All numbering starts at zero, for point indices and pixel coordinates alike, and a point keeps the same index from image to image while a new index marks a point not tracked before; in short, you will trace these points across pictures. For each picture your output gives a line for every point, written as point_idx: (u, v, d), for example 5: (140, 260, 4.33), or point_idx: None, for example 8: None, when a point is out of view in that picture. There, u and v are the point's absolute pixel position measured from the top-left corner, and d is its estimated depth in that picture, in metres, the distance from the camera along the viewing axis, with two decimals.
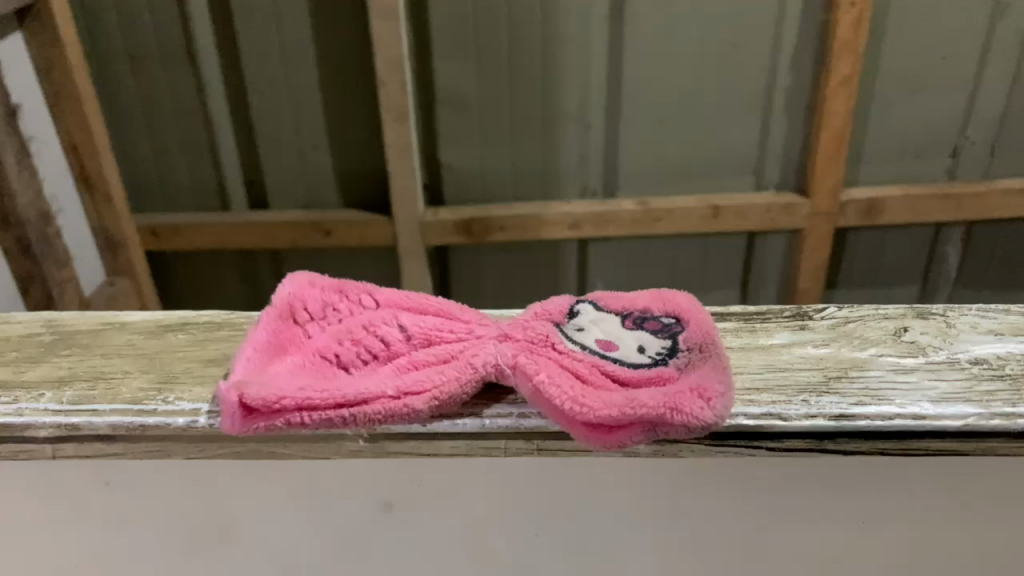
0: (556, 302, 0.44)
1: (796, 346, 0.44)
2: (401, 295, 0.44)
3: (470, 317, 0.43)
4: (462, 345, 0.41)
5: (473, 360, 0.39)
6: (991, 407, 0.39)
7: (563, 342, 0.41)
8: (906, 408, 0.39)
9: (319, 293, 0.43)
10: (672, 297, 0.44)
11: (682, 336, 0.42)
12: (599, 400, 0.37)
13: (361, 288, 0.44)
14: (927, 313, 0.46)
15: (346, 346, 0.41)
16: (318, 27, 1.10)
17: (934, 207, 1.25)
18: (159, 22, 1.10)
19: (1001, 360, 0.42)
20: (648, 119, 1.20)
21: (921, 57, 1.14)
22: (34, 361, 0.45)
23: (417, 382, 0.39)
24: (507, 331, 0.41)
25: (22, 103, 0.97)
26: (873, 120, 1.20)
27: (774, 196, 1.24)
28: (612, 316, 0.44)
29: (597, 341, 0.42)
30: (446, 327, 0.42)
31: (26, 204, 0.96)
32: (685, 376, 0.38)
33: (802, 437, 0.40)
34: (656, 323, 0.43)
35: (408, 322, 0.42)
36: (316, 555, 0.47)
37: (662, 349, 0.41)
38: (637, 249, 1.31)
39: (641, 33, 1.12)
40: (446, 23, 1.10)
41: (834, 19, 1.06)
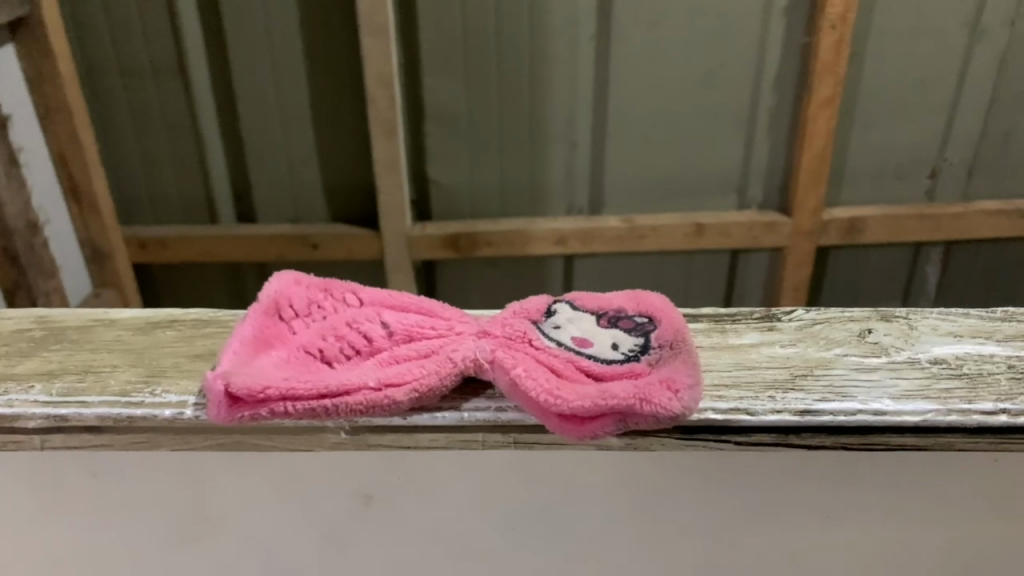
0: (532, 301, 0.45)
1: (765, 346, 0.45)
2: (384, 295, 0.45)
3: (452, 315, 0.44)
4: (441, 341, 0.42)
5: (452, 355, 0.40)
6: (949, 405, 0.41)
7: (540, 339, 0.42)
8: (868, 404, 0.41)
9: (305, 291, 0.44)
10: (645, 298, 0.45)
11: (654, 334, 0.43)
12: (573, 392, 0.38)
13: (346, 288, 0.45)
14: (890, 316, 0.48)
15: (330, 341, 0.42)
16: (311, 42, 1.12)
17: (914, 228, 1.27)
18: (151, 36, 1.11)
19: (959, 360, 0.44)
20: (634, 137, 1.22)
21: (898, 78, 1.17)
22: (24, 355, 0.45)
23: (396, 376, 0.40)
24: (485, 328, 0.42)
25: (14, 114, 0.99)
26: (853, 141, 1.23)
27: (756, 214, 1.26)
28: (587, 315, 0.45)
29: (573, 338, 0.43)
30: (427, 324, 0.43)
31: (15, 214, 0.98)
32: (654, 372, 0.39)
33: (768, 432, 0.41)
34: (630, 322, 0.44)
35: (391, 320, 0.43)
36: (298, 548, 0.48)
37: (635, 347, 0.42)
38: (623, 266, 1.33)
39: (628, 53, 1.14)
40: (434, 40, 1.12)
41: (815, 42, 1.09)
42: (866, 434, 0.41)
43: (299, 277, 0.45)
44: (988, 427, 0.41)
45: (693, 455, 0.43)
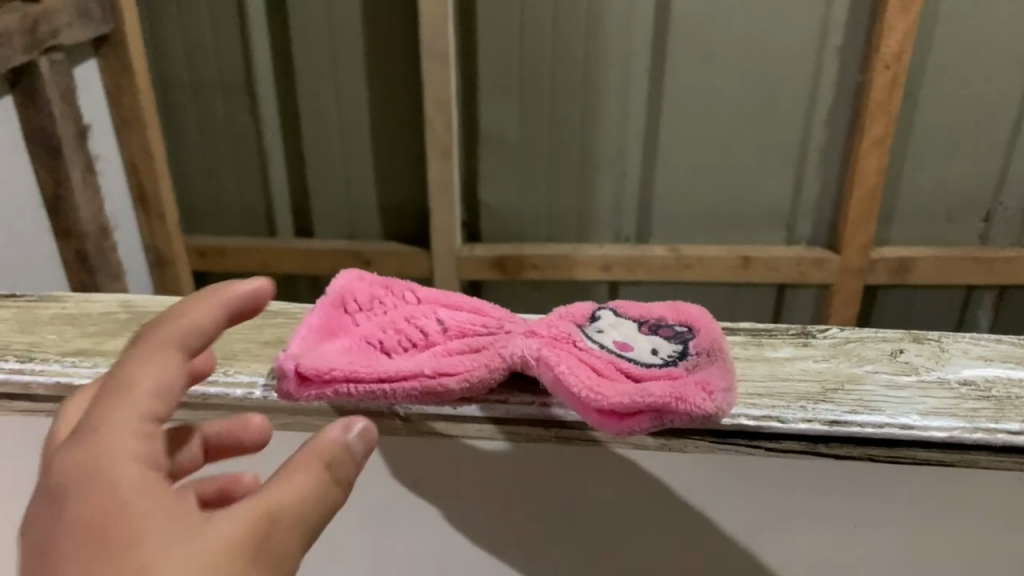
0: (576, 306, 0.47)
1: (798, 359, 0.47)
2: (441, 293, 0.48)
3: (503, 314, 0.46)
4: (492, 339, 0.44)
5: (502, 351, 0.43)
6: (975, 423, 0.42)
7: (585, 340, 0.44)
8: (896, 418, 0.42)
9: (368, 287, 0.47)
10: (686, 308, 0.47)
11: (693, 342, 0.44)
12: (615, 389, 0.40)
13: (405, 285, 0.48)
14: (922, 338, 0.49)
15: (388, 333, 0.45)
16: (375, 67, 1.16)
17: (964, 269, 1.27)
18: (223, 57, 1.17)
19: (988, 382, 0.45)
20: (684, 168, 1.24)
21: (953, 118, 1.19)
22: (111, 334, 0.49)
23: (449, 366, 0.42)
24: (533, 328, 0.44)
25: (93, 124, 1.09)
26: (907, 179, 1.25)
27: (804, 250, 1.27)
28: (629, 321, 0.47)
29: (615, 342, 0.45)
30: (480, 322, 0.45)
31: (87, 219, 1.07)
32: (692, 375, 0.41)
33: (797, 439, 0.43)
34: (670, 330, 0.46)
35: (446, 316, 0.46)
36: (341, 523, 0.50)
37: (673, 352, 0.44)
38: (667, 295, 1.35)
39: (681, 86, 1.17)
40: (493, 65, 1.16)
41: (869, 81, 1.10)
42: (894, 447, 0.43)
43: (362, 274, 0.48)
44: (1014, 446, 0.42)
45: (727, 463, 0.45)
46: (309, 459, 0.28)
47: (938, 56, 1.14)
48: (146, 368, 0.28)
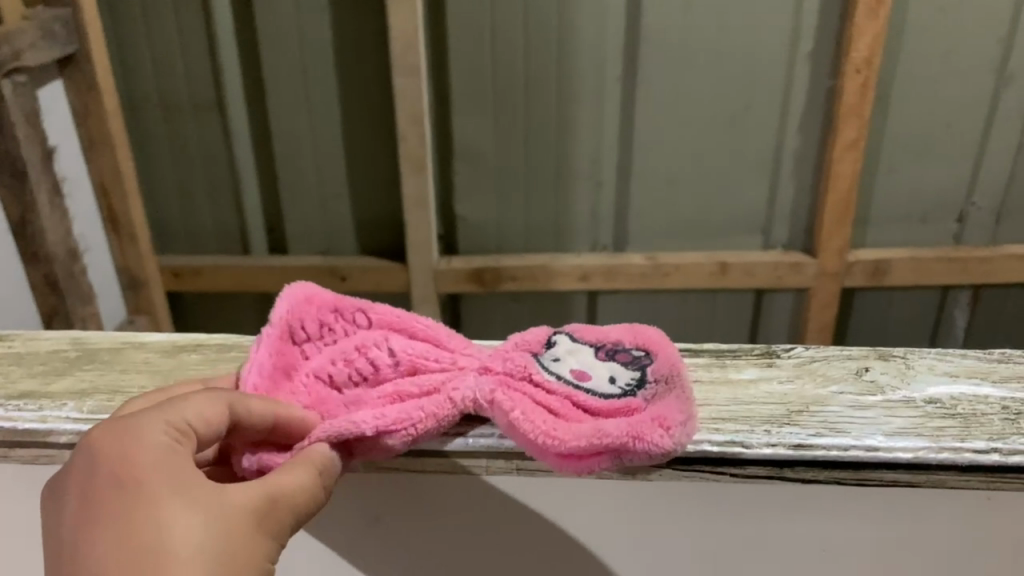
0: (532, 331, 0.47)
1: (763, 381, 0.47)
2: (393, 315, 0.46)
3: (458, 344, 0.45)
4: (445, 376, 0.43)
5: (452, 395, 0.42)
6: (941, 442, 0.42)
7: (540, 373, 0.43)
8: (861, 440, 0.42)
9: (315, 312, 0.45)
10: (643, 329, 0.46)
11: (652, 368, 0.44)
12: (572, 432, 0.40)
13: (356, 306, 0.46)
14: (888, 355, 0.49)
15: (339, 366, 0.44)
16: (347, 82, 1.16)
17: (938, 269, 1.28)
18: (191, 75, 1.16)
19: (954, 400, 0.45)
20: (660, 177, 1.24)
21: (924, 122, 1.20)
22: (59, 373, 0.48)
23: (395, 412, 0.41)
24: (486, 363, 0.44)
25: (58, 146, 1.08)
26: (880, 182, 1.25)
27: (781, 255, 1.27)
28: (586, 346, 0.46)
29: (572, 371, 0.44)
30: (433, 354, 0.44)
31: (56, 242, 1.06)
32: (648, 410, 0.41)
33: (763, 464, 0.43)
34: (628, 354, 0.45)
35: (397, 345, 0.44)
36: (302, 562, 0.49)
37: (632, 380, 0.43)
38: (647, 303, 1.35)
39: (653, 95, 1.17)
40: (466, 79, 1.16)
41: (840, 86, 1.11)
42: (859, 468, 0.42)
43: (311, 289, 0.46)
44: (980, 464, 0.42)
45: (694, 488, 0.44)
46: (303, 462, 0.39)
47: (907, 60, 1.15)
48: (190, 395, 0.37)
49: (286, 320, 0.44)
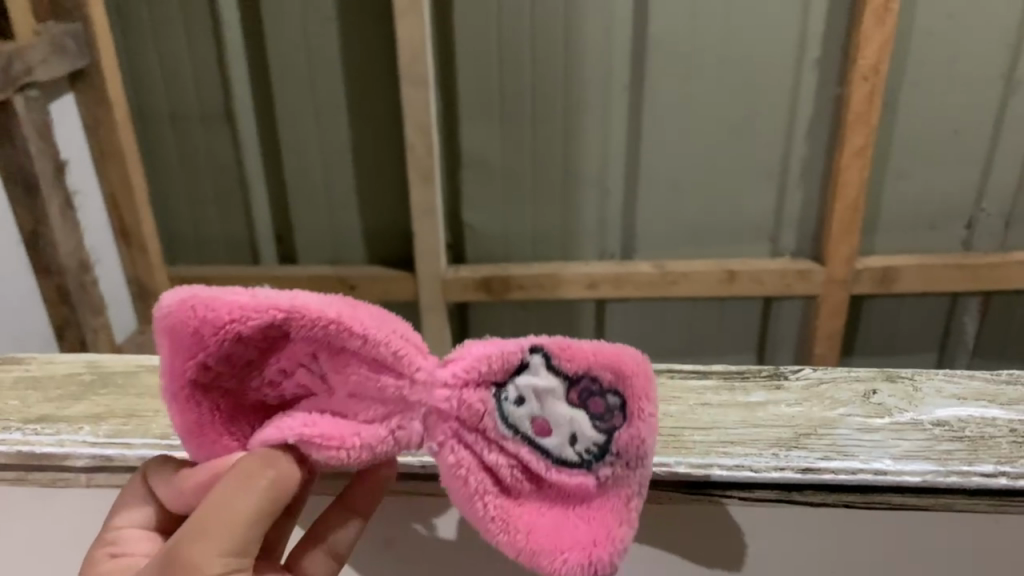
0: (503, 347, 0.34)
1: (771, 404, 0.48)
2: (315, 328, 0.33)
3: (411, 364, 0.34)
4: (389, 411, 0.34)
5: (398, 438, 0.34)
6: (949, 466, 0.43)
7: (496, 430, 0.34)
8: (869, 464, 0.43)
9: (212, 347, 0.33)
10: (630, 373, 0.33)
11: (623, 431, 0.34)
12: (504, 531, 0.35)
13: (269, 325, 0.33)
14: (895, 376, 0.50)
15: (271, 389, 0.35)
16: (355, 93, 1.16)
17: (948, 276, 1.28)
18: (201, 87, 1.17)
19: (962, 423, 0.46)
20: (667, 185, 1.24)
21: (932, 129, 1.20)
22: (75, 398, 0.49)
23: (327, 454, 0.34)
24: (438, 404, 0.34)
25: (70, 159, 1.10)
26: (888, 189, 1.25)
27: (789, 262, 1.27)
28: (560, 380, 0.34)
29: (530, 422, 0.34)
30: (377, 378, 0.34)
31: (68, 255, 1.07)
32: (588, 520, 0.35)
33: (772, 488, 0.44)
34: (603, 402, 0.34)
35: (329, 367, 0.34)
36: None
37: (593, 448, 0.34)
38: (656, 311, 1.35)
39: (660, 104, 1.17)
40: (473, 88, 1.17)
41: (848, 93, 1.11)
42: (867, 491, 0.44)
43: (194, 312, 0.32)
44: (989, 487, 0.43)
45: (703, 513, 0.45)
46: (231, 482, 0.34)
47: (914, 67, 1.15)
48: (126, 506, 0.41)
49: (183, 373, 0.33)
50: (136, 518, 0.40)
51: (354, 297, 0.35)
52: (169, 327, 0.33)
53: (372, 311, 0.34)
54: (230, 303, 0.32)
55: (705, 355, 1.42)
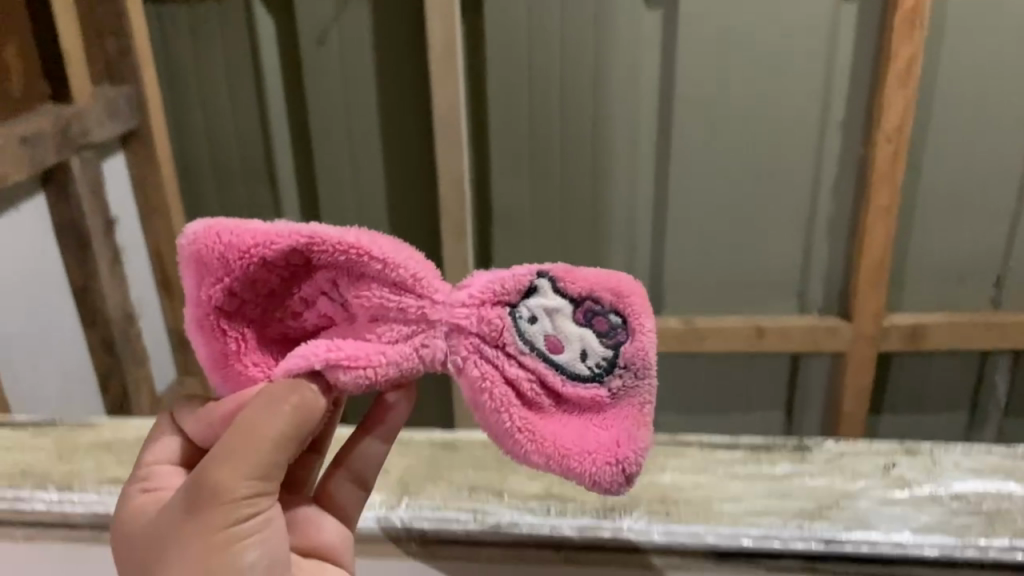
0: (514, 271, 0.38)
1: (797, 476, 0.55)
2: (339, 252, 0.36)
3: (428, 286, 0.37)
4: (410, 334, 0.37)
5: (421, 359, 0.37)
6: (965, 539, 0.49)
7: (513, 344, 0.37)
8: (889, 535, 0.49)
9: (235, 271, 0.36)
10: (629, 294, 0.37)
11: (629, 344, 0.37)
12: (531, 436, 0.37)
13: (293, 248, 0.36)
14: (914, 451, 0.57)
15: (292, 319, 0.38)
16: (391, 152, 1.22)
17: (977, 334, 1.27)
18: (245, 147, 1.25)
19: (977, 497, 0.52)
20: (694, 241, 1.27)
21: (958, 188, 1.22)
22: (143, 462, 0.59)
23: (349, 371, 0.36)
24: (456, 322, 0.37)
25: (119, 215, 1.15)
26: (914, 248, 1.27)
27: (817, 319, 1.28)
28: (568, 300, 0.37)
29: (545, 340, 0.37)
30: (394, 302, 0.37)
31: (114, 306, 1.10)
32: (605, 428, 0.37)
33: (799, 557, 0.50)
34: (606, 319, 0.37)
35: (347, 293, 0.37)
36: None
37: (604, 361, 0.37)
38: (683, 367, 1.37)
39: (687, 162, 1.20)
40: (505, 148, 1.21)
41: (872, 154, 1.13)
42: (889, 562, 0.49)
43: (220, 238, 0.36)
44: (1005, 561, 0.48)
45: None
46: (258, 407, 0.38)
47: (937, 128, 1.18)
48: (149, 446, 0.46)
49: (206, 299, 0.37)
50: (162, 454, 0.46)
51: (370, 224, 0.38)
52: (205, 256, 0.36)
53: (389, 236, 0.37)
54: (253, 230, 0.36)
55: (732, 412, 1.42)
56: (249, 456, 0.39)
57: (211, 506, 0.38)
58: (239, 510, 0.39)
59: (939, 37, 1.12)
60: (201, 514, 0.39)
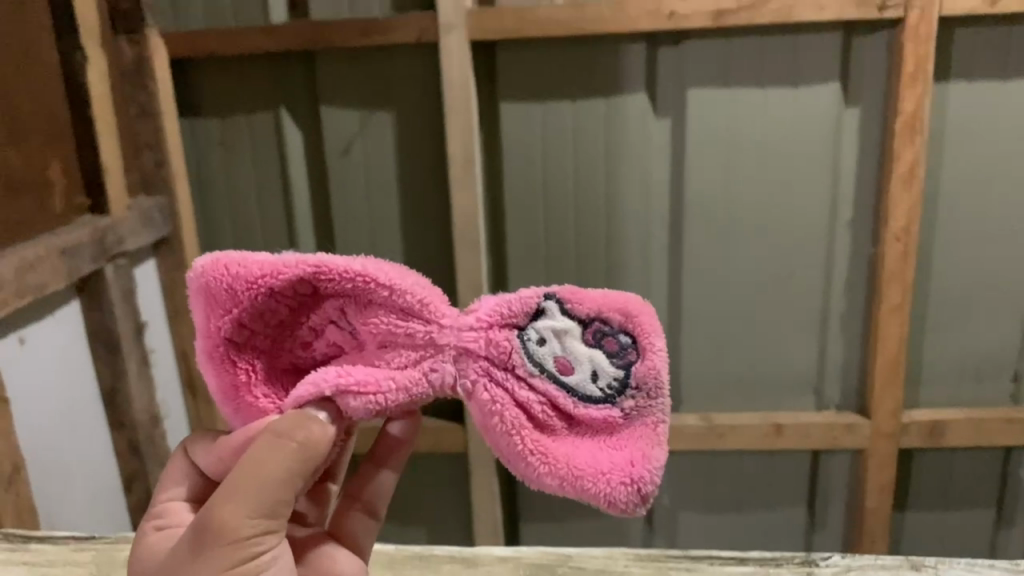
0: (523, 296, 0.50)
1: None
2: (347, 279, 0.50)
3: (433, 311, 0.50)
4: (422, 354, 0.50)
5: (431, 376, 0.49)
6: None
7: (523, 366, 0.49)
8: None
9: (253, 295, 0.50)
10: (635, 313, 0.49)
11: (636, 367, 0.48)
12: (550, 454, 0.48)
13: (300, 275, 0.50)
14: None
15: (314, 338, 0.52)
16: (412, 256, 1.27)
17: (999, 430, 1.26)
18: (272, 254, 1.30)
19: None
20: (709, 340, 1.28)
21: (968, 285, 1.23)
22: None
23: (350, 382, 0.49)
24: (464, 345, 0.49)
25: (149, 320, 1.19)
26: (929, 344, 1.28)
27: (835, 415, 1.28)
28: (576, 324, 0.49)
29: (555, 360, 0.49)
30: (405, 326, 0.50)
31: (142, 410, 1.12)
32: (621, 446, 0.48)
33: None
34: (615, 341, 0.49)
35: (358, 319, 0.51)
36: None
37: (613, 381, 0.49)
38: (702, 465, 1.37)
39: (700, 262, 1.23)
40: (522, 252, 1.24)
41: (881, 253, 1.16)
42: None
43: (227, 269, 0.50)
44: None
45: None
46: (268, 457, 0.50)
47: (945, 228, 1.21)
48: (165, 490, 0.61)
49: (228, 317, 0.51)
50: (173, 494, 0.61)
51: (371, 257, 0.52)
52: (214, 286, 0.50)
53: (387, 267, 0.51)
54: (264, 261, 0.50)
55: (755, 512, 1.40)
56: (257, 492, 0.51)
57: (220, 545, 0.51)
58: (247, 546, 0.52)
59: (939, 141, 1.16)
60: (215, 550, 0.51)
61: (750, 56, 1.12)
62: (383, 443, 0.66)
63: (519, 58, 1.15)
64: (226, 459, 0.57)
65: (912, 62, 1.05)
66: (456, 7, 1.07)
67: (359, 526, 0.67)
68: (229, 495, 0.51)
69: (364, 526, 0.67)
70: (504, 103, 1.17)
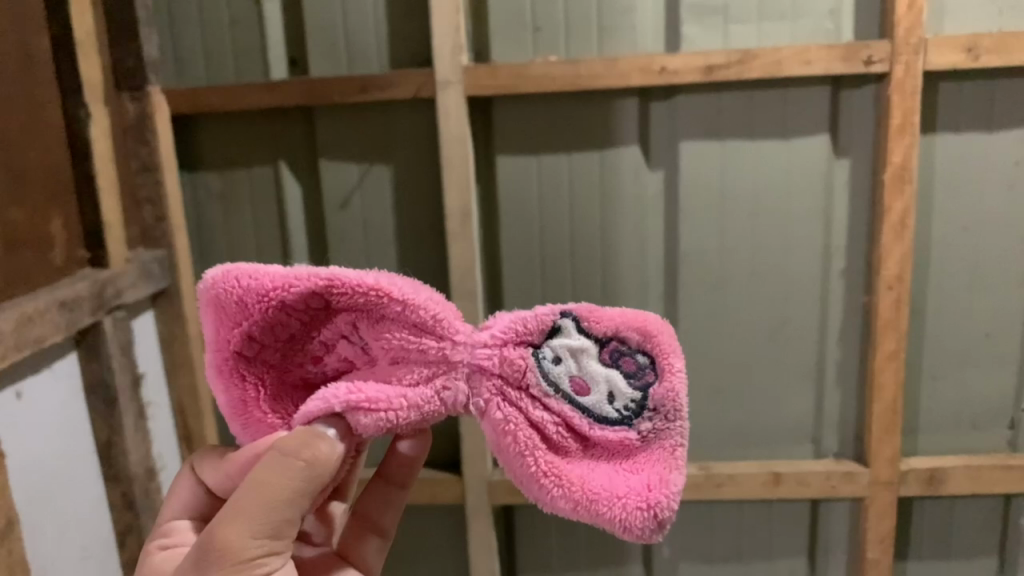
0: (540, 314, 0.55)
1: None
2: (360, 293, 0.55)
3: (447, 327, 0.55)
4: (433, 370, 0.55)
5: (441, 393, 0.55)
6: None
7: (539, 387, 0.54)
8: None
9: (263, 308, 0.56)
10: (654, 333, 0.54)
11: (653, 389, 0.54)
12: (565, 477, 0.53)
13: (310, 289, 0.55)
14: None
15: (326, 354, 0.58)
16: None
17: (999, 478, 1.25)
18: None
19: None
20: (707, 389, 1.28)
21: (963, 332, 1.24)
22: None
23: (364, 404, 0.54)
24: (478, 363, 0.55)
25: (146, 372, 1.19)
26: (925, 393, 1.28)
27: (833, 463, 1.27)
28: (594, 343, 0.55)
29: (572, 380, 0.55)
30: (419, 342, 0.55)
31: (137, 462, 1.12)
32: (638, 470, 0.54)
33: None
34: (633, 361, 0.54)
35: (368, 336, 0.57)
36: None
37: (630, 404, 0.54)
38: (701, 514, 1.36)
39: (695, 314, 1.24)
40: (518, 302, 1.25)
41: (875, 302, 1.17)
42: None
43: (239, 282, 0.56)
44: None
45: None
46: (277, 476, 0.56)
47: (937, 276, 1.22)
48: (169, 510, 0.70)
49: (239, 332, 0.57)
50: (174, 514, 0.70)
51: (384, 272, 0.57)
52: (226, 298, 0.56)
53: (400, 282, 0.56)
54: (275, 276, 0.56)
55: (755, 563, 1.38)
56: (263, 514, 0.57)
57: (226, 564, 0.57)
58: (252, 567, 0.58)
59: (929, 190, 1.19)
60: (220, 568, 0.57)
61: (740, 109, 1.15)
62: (391, 464, 0.74)
63: (515, 112, 1.17)
64: (233, 475, 0.65)
65: (899, 115, 1.08)
66: (453, 64, 1.09)
67: (368, 545, 0.75)
68: (236, 515, 0.57)
69: (372, 544, 0.75)
70: (501, 156, 1.19)
